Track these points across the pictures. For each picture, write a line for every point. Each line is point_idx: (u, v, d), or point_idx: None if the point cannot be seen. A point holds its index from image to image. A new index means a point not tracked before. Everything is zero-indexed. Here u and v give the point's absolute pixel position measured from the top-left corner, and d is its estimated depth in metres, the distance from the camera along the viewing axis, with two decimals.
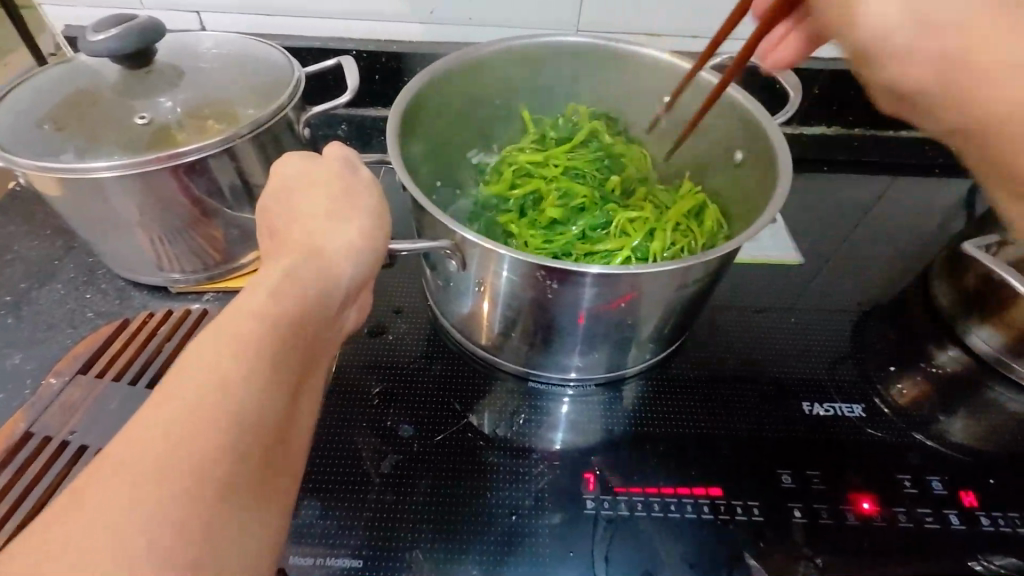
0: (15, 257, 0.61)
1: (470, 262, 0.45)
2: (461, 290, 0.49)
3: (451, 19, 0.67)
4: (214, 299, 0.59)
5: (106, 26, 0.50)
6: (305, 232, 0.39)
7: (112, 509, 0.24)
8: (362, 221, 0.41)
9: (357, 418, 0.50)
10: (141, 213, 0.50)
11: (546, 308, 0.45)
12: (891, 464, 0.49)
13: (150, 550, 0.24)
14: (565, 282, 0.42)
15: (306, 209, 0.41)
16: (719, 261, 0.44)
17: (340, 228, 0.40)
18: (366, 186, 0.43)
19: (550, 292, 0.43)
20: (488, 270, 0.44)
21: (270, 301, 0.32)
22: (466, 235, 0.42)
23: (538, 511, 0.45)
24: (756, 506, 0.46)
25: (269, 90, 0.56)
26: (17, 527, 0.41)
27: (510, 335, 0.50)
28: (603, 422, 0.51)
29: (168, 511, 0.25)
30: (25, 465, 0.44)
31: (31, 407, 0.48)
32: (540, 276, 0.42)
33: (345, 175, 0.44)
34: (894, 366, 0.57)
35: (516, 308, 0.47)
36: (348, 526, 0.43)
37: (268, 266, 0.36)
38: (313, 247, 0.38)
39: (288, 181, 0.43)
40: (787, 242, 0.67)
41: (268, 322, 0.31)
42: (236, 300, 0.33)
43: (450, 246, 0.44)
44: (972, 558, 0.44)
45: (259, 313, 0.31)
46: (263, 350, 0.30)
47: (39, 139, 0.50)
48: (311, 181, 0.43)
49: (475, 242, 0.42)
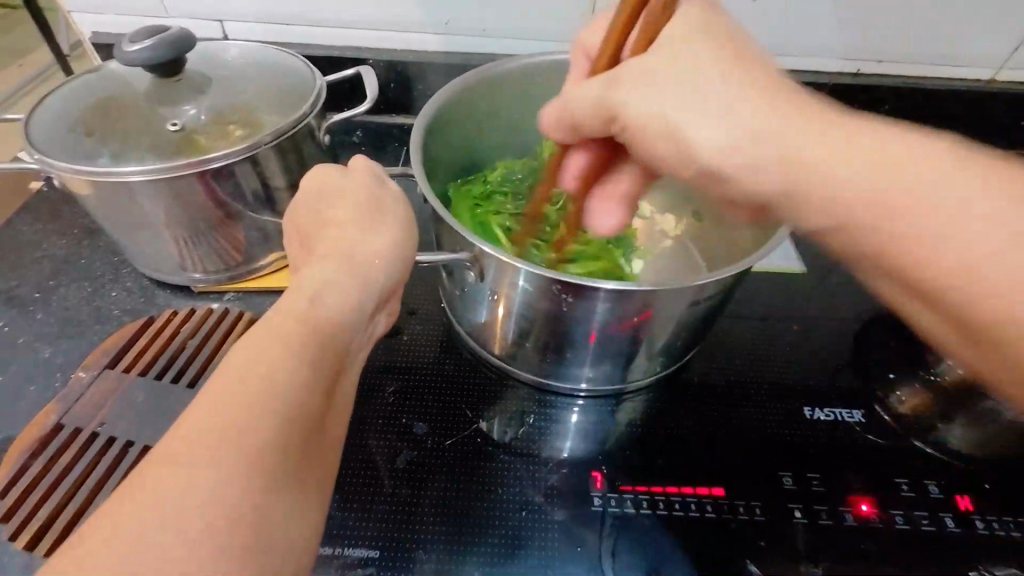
0: (43, 255, 0.63)
1: (488, 272, 0.47)
2: (477, 299, 0.51)
3: (466, 31, 0.69)
4: (234, 299, 0.61)
5: (140, 36, 0.52)
6: (332, 241, 0.41)
7: (156, 495, 0.26)
8: (387, 229, 0.42)
9: (373, 415, 0.51)
10: (169, 215, 0.53)
11: (561, 320, 0.47)
12: (890, 467, 0.50)
13: (194, 535, 0.26)
14: (579, 296, 0.44)
15: (332, 218, 0.43)
16: (733, 276, 0.45)
17: (365, 235, 0.41)
18: (393, 199, 0.45)
19: (564, 305, 0.45)
20: (506, 281, 0.46)
21: (307, 305, 0.35)
22: (484, 248, 0.44)
23: (546, 508, 0.46)
24: (757, 506, 0.47)
25: (292, 98, 0.58)
26: (48, 516, 0.43)
27: (523, 345, 0.52)
28: (616, 425, 0.53)
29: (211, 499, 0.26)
30: (57, 455, 0.46)
31: (61, 400, 0.50)
32: (555, 289, 0.44)
33: (371, 185, 0.45)
34: (894, 374, 0.58)
35: (532, 320, 0.48)
36: (365, 519, 0.45)
37: (303, 275, 0.38)
38: (339, 253, 0.39)
39: (316, 192, 0.45)
40: (790, 251, 0.69)
41: (304, 324, 0.33)
42: (275, 305, 0.35)
43: (469, 257, 0.46)
44: (976, 569, 0.45)
45: (294, 317, 0.33)
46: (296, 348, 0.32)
47: (73, 143, 0.53)
48: (338, 189, 0.44)
49: (493, 255, 0.44)
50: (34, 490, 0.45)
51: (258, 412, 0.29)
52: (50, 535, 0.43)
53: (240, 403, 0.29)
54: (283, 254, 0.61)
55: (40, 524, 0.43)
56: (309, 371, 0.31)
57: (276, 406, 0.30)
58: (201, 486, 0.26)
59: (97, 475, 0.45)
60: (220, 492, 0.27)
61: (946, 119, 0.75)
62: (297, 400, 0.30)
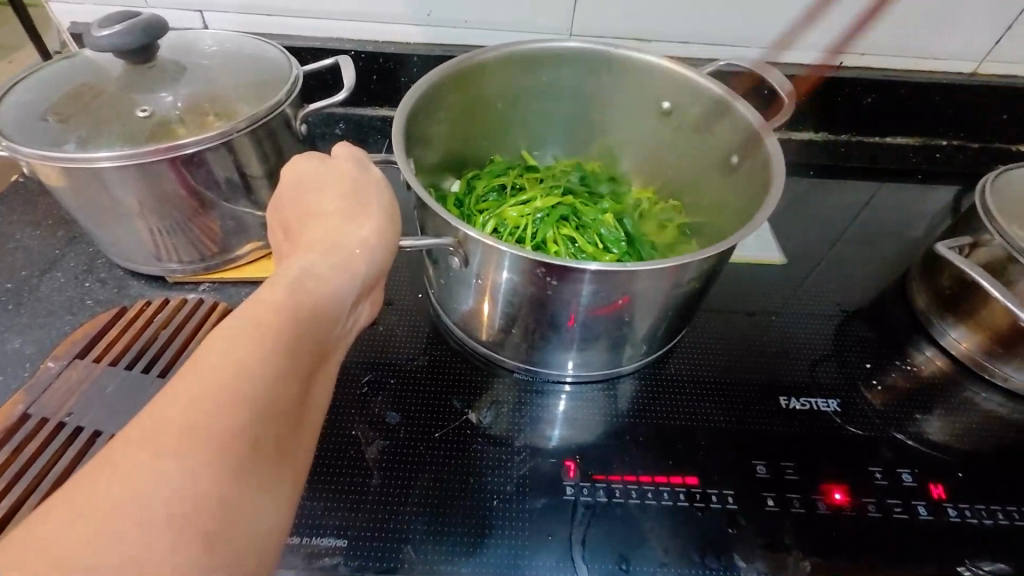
0: (17, 245, 0.63)
1: (472, 259, 0.46)
2: (463, 287, 0.51)
3: (447, 22, 0.69)
4: (209, 289, 0.61)
5: (111, 22, 0.52)
6: (312, 229, 0.40)
7: (127, 480, 0.25)
8: (373, 216, 0.41)
9: (347, 406, 0.51)
10: (141, 204, 0.52)
11: (545, 305, 0.47)
12: (864, 456, 0.50)
13: (166, 522, 0.25)
14: (564, 280, 0.43)
15: (314, 205, 0.42)
16: (714, 260, 0.45)
17: (356, 225, 0.40)
18: (379, 185, 0.44)
19: (550, 289, 0.45)
20: (490, 266, 0.46)
21: (294, 293, 0.34)
22: (467, 232, 0.44)
23: (519, 497, 0.46)
24: (730, 495, 0.47)
25: (268, 86, 0.58)
26: (11, 506, 0.42)
27: (510, 332, 0.51)
28: (604, 415, 0.53)
29: (191, 485, 0.26)
30: (23, 444, 0.46)
31: (28, 390, 0.49)
32: (541, 273, 0.44)
33: (360, 173, 0.44)
34: (870, 365, 0.58)
35: (516, 306, 0.48)
36: (336, 508, 0.44)
37: (295, 260, 0.37)
38: (316, 241, 0.38)
39: (306, 179, 0.43)
40: (772, 243, 0.68)
41: (284, 311, 0.32)
42: (256, 294, 0.33)
43: (453, 243, 0.45)
44: (954, 561, 0.45)
45: (274, 306, 0.32)
46: (278, 336, 0.31)
47: (43, 130, 0.52)
48: (320, 176, 0.43)
49: (477, 239, 0.44)
50: None
51: (236, 400, 0.28)
52: (13, 522, 0.42)
53: (214, 389, 0.28)
54: (259, 245, 0.61)
55: (1, 513, 0.42)
56: (285, 357, 0.31)
57: (260, 396, 0.29)
58: (176, 472, 0.26)
59: (62, 467, 0.44)
60: (192, 481, 0.26)
61: (928, 113, 0.74)
62: (275, 388, 0.30)
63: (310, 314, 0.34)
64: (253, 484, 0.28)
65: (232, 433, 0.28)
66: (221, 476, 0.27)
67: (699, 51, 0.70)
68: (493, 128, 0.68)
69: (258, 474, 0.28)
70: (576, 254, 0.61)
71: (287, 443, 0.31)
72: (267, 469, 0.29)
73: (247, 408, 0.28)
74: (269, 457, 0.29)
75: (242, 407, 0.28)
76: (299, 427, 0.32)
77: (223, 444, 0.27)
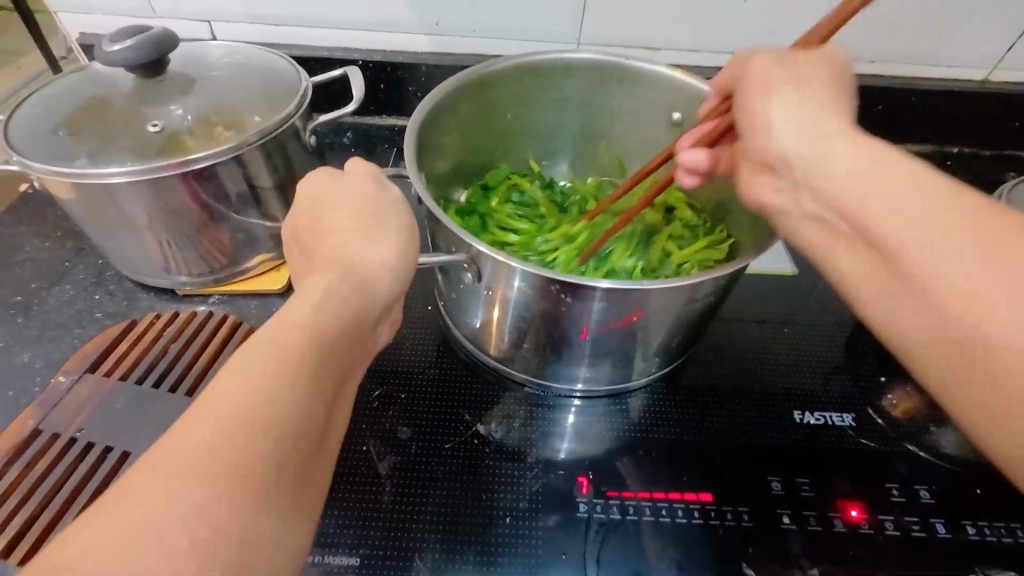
0: (26, 257, 0.63)
1: (484, 274, 0.46)
2: (474, 301, 0.50)
3: (455, 31, 0.69)
4: (219, 302, 0.60)
5: (122, 36, 0.51)
6: (325, 248, 0.40)
7: (145, 511, 0.25)
8: (387, 233, 0.41)
9: (359, 421, 0.51)
10: (151, 218, 0.52)
11: (558, 320, 0.46)
12: (881, 472, 0.50)
13: (182, 553, 0.25)
14: (577, 296, 0.43)
15: (327, 222, 0.41)
16: (729, 275, 0.44)
17: (371, 243, 0.40)
18: (391, 201, 0.44)
19: (563, 305, 0.44)
20: (502, 281, 0.45)
21: (312, 315, 0.33)
22: (480, 248, 0.43)
23: (532, 514, 0.46)
24: (745, 512, 0.47)
25: (277, 98, 0.57)
26: (23, 524, 0.42)
27: (521, 346, 0.51)
28: (616, 429, 0.52)
29: (211, 516, 0.26)
30: (33, 461, 0.46)
31: (39, 405, 0.49)
32: (554, 289, 0.43)
33: (373, 189, 0.44)
34: (884, 378, 0.57)
35: (528, 321, 0.48)
36: (348, 525, 0.44)
37: (311, 280, 0.37)
38: (329, 261, 0.38)
39: (318, 196, 0.43)
40: (782, 252, 0.68)
41: (302, 332, 0.32)
42: (273, 317, 0.33)
43: (466, 259, 0.45)
44: None
45: (291, 328, 0.32)
46: (297, 359, 0.31)
47: (54, 144, 0.52)
48: (332, 193, 0.43)
49: (489, 255, 0.43)
50: (8, 498, 0.44)
51: (253, 427, 0.28)
52: (25, 541, 0.42)
53: (236, 417, 0.28)
54: (269, 256, 0.60)
55: (14, 530, 0.42)
56: (303, 381, 0.31)
57: (279, 423, 0.29)
58: (194, 503, 0.26)
59: (74, 484, 0.44)
60: (211, 512, 0.26)
61: (939, 120, 0.74)
62: (295, 413, 0.29)
63: (330, 335, 0.33)
64: (272, 512, 0.28)
65: (251, 461, 0.27)
66: (239, 507, 0.26)
67: (709, 58, 0.70)
68: (502, 138, 0.68)
69: (277, 503, 0.28)
70: (559, 267, 0.59)
71: (305, 468, 0.30)
72: (284, 495, 0.29)
73: (267, 437, 0.28)
74: (288, 484, 0.29)
75: (261, 437, 0.28)
76: (316, 451, 0.31)
77: (241, 473, 0.27)
